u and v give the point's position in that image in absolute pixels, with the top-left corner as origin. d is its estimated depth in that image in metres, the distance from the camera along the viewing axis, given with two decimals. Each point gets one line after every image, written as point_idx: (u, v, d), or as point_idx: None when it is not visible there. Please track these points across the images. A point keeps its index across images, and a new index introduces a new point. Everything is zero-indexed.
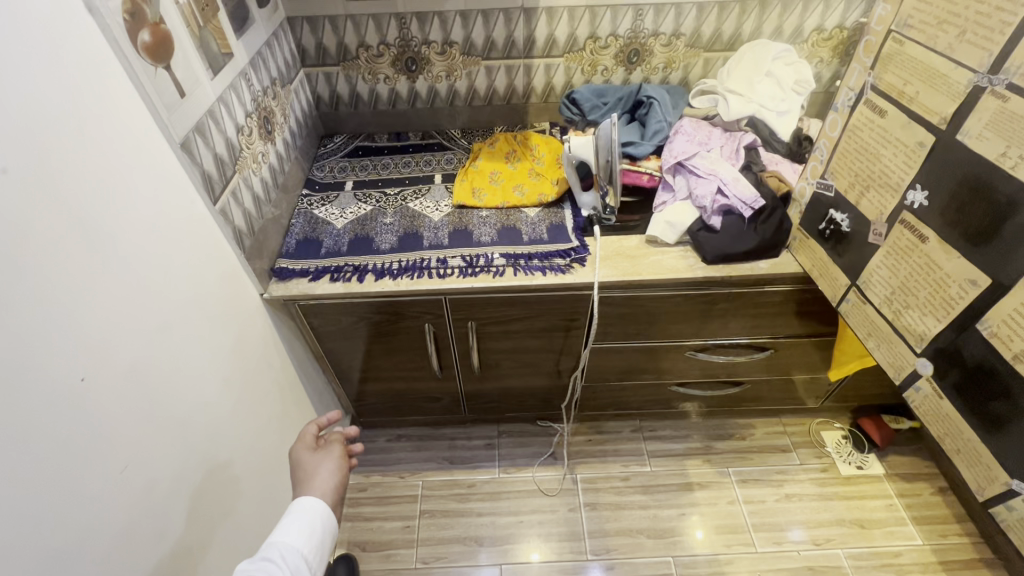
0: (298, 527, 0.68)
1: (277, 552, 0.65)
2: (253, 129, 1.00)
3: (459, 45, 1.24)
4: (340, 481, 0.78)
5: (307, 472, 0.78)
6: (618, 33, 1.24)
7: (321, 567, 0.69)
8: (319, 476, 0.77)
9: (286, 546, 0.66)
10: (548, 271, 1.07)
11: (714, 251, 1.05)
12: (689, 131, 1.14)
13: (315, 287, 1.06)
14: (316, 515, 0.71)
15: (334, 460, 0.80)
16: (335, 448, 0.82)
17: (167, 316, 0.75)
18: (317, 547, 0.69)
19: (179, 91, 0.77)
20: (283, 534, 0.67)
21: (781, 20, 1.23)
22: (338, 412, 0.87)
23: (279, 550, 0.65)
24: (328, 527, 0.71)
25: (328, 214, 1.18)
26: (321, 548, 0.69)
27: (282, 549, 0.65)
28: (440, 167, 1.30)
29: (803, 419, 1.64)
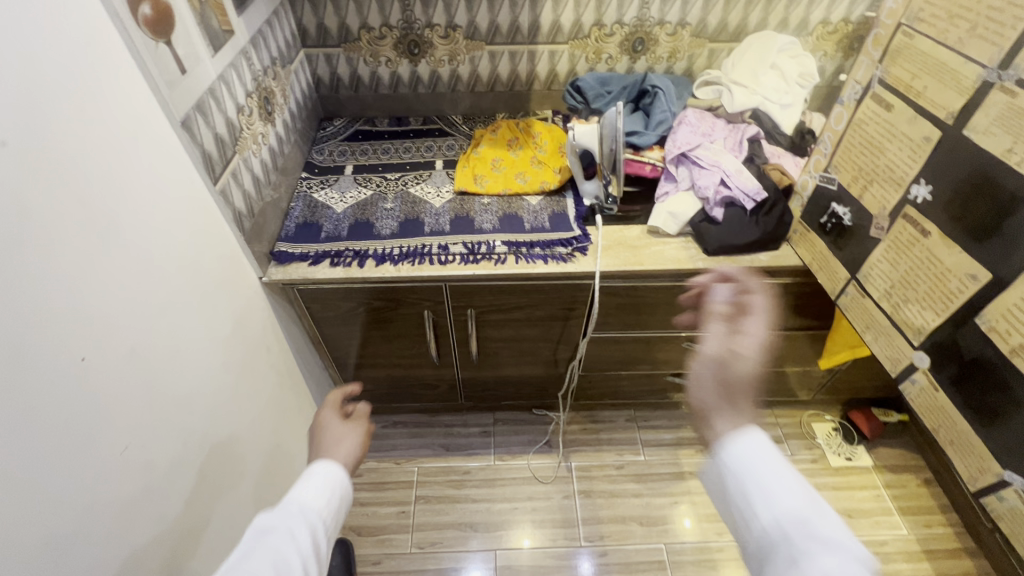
0: (317, 486, 0.66)
1: (297, 508, 0.62)
2: (253, 110, 0.98)
3: (463, 29, 1.22)
4: (359, 456, 0.76)
5: (330, 440, 0.76)
6: (623, 21, 1.22)
7: (335, 530, 0.66)
8: (342, 446, 0.75)
9: (306, 504, 0.63)
10: (550, 259, 1.07)
11: (715, 242, 1.06)
12: (693, 122, 1.14)
13: (315, 271, 1.04)
14: (335, 480, 0.69)
15: (358, 434, 0.78)
16: (360, 422, 0.79)
17: (166, 297, 0.74)
18: (335, 511, 0.66)
19: (179, 67, 0.75)
20: (303, 495, 0.65)
21: (787, 12, 1.23)
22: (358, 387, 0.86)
23: (299, 506, 0.63)
24: (343, 495, 0.69)
25: (328, 197, 1.17)
26: (337, 511, 0.67)
27: (300, 506, 0.63)
28: (441, 152, 1.29)
29: (795, 411, 1.67)
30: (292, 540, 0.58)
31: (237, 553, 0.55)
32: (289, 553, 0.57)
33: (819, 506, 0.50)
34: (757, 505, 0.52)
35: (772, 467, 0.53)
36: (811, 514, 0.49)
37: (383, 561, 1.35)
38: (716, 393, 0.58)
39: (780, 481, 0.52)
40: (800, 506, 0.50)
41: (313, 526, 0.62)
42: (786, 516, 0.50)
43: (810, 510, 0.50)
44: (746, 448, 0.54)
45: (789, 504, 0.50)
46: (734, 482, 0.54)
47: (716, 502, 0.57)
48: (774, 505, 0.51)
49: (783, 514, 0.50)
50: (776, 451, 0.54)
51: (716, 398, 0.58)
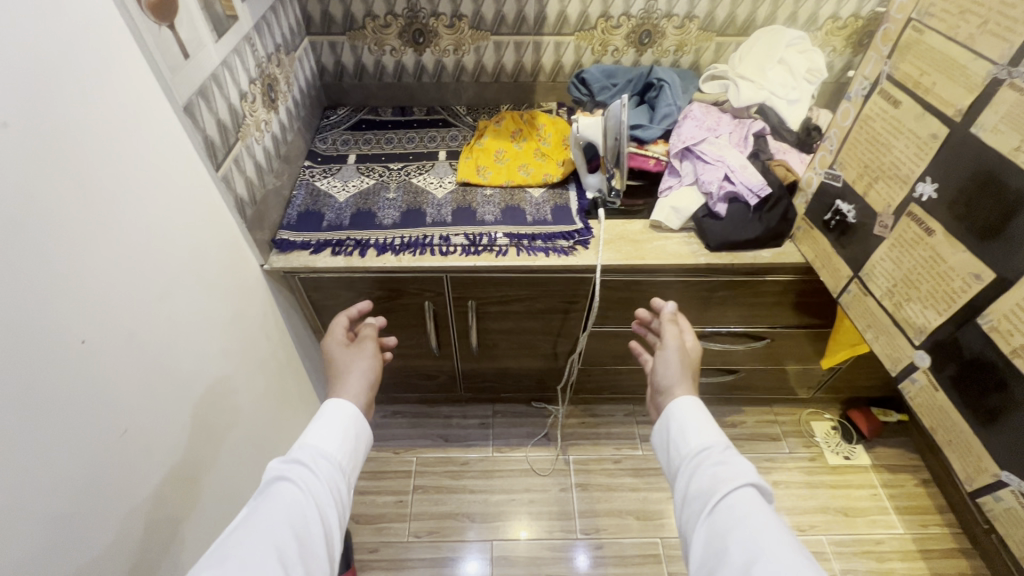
0: (331, 433, 0.67)
1: (311, 455, 0.64)
2: (256, 97, 0.98)
3: (468, 19, 1.21)
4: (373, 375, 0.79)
5: (341, 369, 0.78)
6: (631, 12, 1.21)
7: (355, 470, 0.68)
8: (353, 374, 0.77)
9: (317, 450, 0.65)
10: (551, 252, 1.06)
11: (718, 238, 1.04)
12: (698, 116, 1.13)
13: (316, 259, 1.04)
14: (349, 422, 0.70)
15: (367, 358, 0.80)
16: (369, 348, 0.82)
17: (167, 284, 0.74)
18: (351, 453, 0.68)
19: (182, 51, 0.75)
20: (315, 437, 0.66)
21: (796, 7, 1.21)
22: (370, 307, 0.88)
23: (311, 454, 0.64)
24: (360, 435, 0.70)
25: (331, 186, 1.16)
26: (354, 451, 0.68)
27: (312, 453, 0.64)
28: (445, 143, 1.28)
29: (794, 409, 1.67)
30: (306, 493, 0.60)
31: (251, 505, 0.58)
32: (302, 507, 0.59)
33: (725, 441, 0.69)
34: (683, 444, 0.70)
35: (698, 417, 0.72)
36: (717, 446, 0.68)
37: (380, 549, 1.36)
38: (673, 369, 0.79)
39: (700, 425, 0.71)
40: (710, 442, 0.69)
41: (326, 478, 0.63)
42: (700, 448, 0.69)
43: (716, 444, 0.68)
44: (685, 406, 0.74)
45: (702, 441, 0.69)
46: (668, 432, 0.74)
47: (659, 452, 0.76)
48: (693, 443, 0.70)
49: (697, 447, 0.69)
50: (700, 405, 0.74)
51: (673, 376, 0.79)
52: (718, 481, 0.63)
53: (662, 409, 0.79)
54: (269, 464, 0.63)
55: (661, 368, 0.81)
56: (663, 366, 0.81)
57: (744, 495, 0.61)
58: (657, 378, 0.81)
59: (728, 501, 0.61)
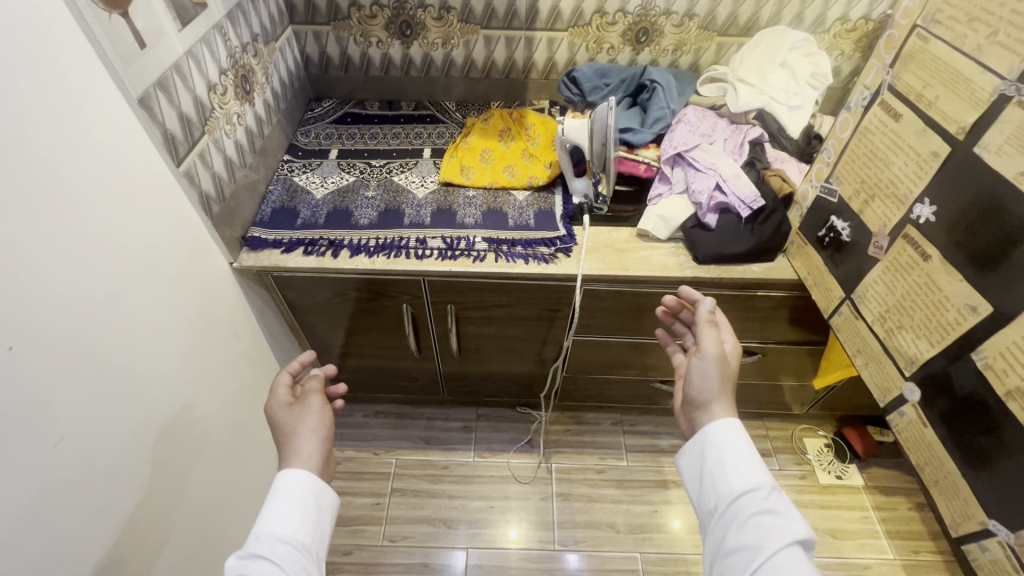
0: (289, 511, 0.66)
1: (269, 544, 0.63)
2: (228, 88, 0.94)
3: (457, 11, 1.16)
4: (327, 434, 0.75)
5: (289, 430, 0.74)
6: (627, 9, 1.15)
7: (323, 539, 0.69)
8: (302, 437, 0.73)
9: (275, 537, 0.64)
10: (531, 259, 1.01)
11: (707, 250, 0.99)
12: (693, 120, 1.07)
13: (287, 259, 1.01)
14: (307, 491, 0.69)
15: (314, 415, 0.75)
16: (314, 403, 0.76)
17: (119, 289, 0.71)
18: (313, 527, 0.68)
19: (139, 41, 0.71)
20: (272, 523, 0.65)
21: (803, 7, 1.14)
22: (309, 354, 0.82)
23: (270, 543, 0.63)
24: (322, 503, 0.70)
25: (309, 182, 1.13)
26: (317, 523, 0.68)
27: (271, 541, 0.64)
28: (431, 140, 1.24)
29: (787, 424, 1.62)
30: None
31: None
32: None
33: (771, 482, 0.66)
34: (723, 484, 0.67)
35: (744, 452, 0.68)
36: (763, 489, 0.65)
37: (354, 552, 1.34)
38: (714, 383, 0.73)
39: (744, 462, 0.68)
40: (755, 483, 0.66)
41: (290, 561, 0.63)
42: (744, 491, 0.65)
43: (762, 486, 0.65)
44: (727, 432, 0.70)
45: (747, 482, 0.66)
46: (706, 464, 0.70)
47: (692, 480, 0.73)
48: (736, 482, 0.67)
49: (740, 489, 0.66)
50: (745, 436, 0.69)
51: (710, 390, 0.74)
52: (766, 534, 0.61)
53: (695, 423, 0.75)
54: (226, 563, 0.62)
55: (698, 378, 0.74)
56: (700, 377, 0.74)
57: (793, 554, 0.59)
58: (692, 390, 0.75)
59: (777, 561, 0.58)
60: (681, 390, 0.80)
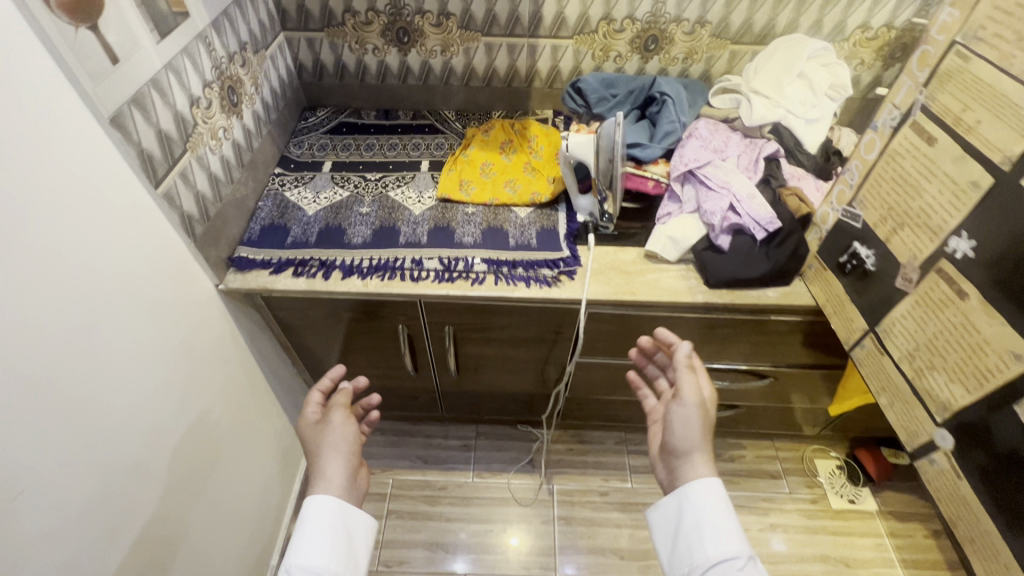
0: (318, 542, 0.71)
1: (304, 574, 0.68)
2: (213, 101, 0.89)
3: (457, 17, 1.10)
4: (355, 448, 0.81)
5: (315, 448, 0.80)
6: (635, 16, 1.09)
7: (356, 559, 0.74)
8: (327, 455, 0.78)
9: (307, 568, 0.69)
10: (533, 282, 0.96)
11: (719, 274, 0.94)
12: (704, 135, 1.01)
13: (275, 281, 0.95)
14: (336, 516, 0.74)
15: (337, 434, 0.80)
16: (338, 421, 0.81)
17: (92, 319, 0.66)
18: (344, 551, 0.73)
19: (110, 56, 0.66)
20: (302, 555, 0.70)
21: (822, 14, 1.08)
22: (338, 369, 0.88)
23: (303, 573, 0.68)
24: (351, 524, 0.75)
25: (300, 197, 1.08)
26: (348, 545, 0.73)
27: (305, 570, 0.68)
28: (429, 152, 1.19)
29: (797, 445, 1.56)
30: None
31: None
32: None
33: (747, 552, 0.71)
34: (702, 551, 0.72)
35: (724, 521, 0.73)
36: (740, 558, 0.70)
37: None
38: (695, 438, 0.78)
39: (722, 530, 0.73)
40: (732, 551, 0.71)
41: None
42: (721, 559, 0.70)
43: (739, 555, 0.70)
44: (708, 494, 0.75)
45: (725, 550, 0.71)
46: (687, 526, 0.74)
47: (669, 539, 0.77)
48: (714, 549, 0.71)
49: (718, 556, 0.71)
50: (728, 506, 0.74)
51: (691, 441, 0.79)
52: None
53: (678, 470, 0.79)
54: None
55: (681, 431, 0.79)
56: (683, 431, 0.79)
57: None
58: (674, 439, 0.80)
59: None
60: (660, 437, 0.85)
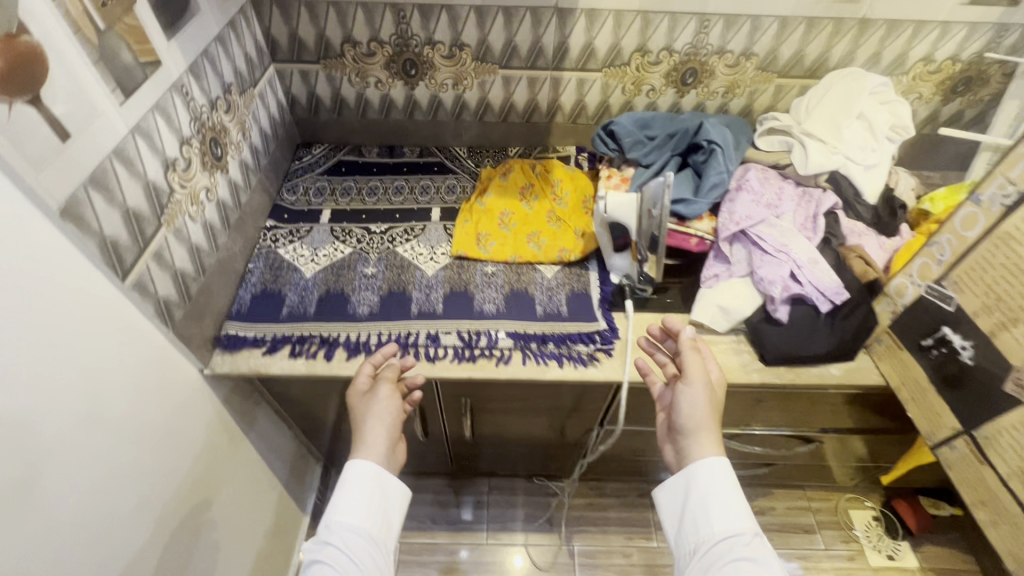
0: (357, 503, 0.65)
1: (339, 534, 0.62)
2: (193, 159, 0.75)
3: (472, 49, 0.97)
4: (400, 424, 0.72)
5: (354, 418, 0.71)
6: (674, 47, 0.96)
7: (394, 527, 0.68)
8: (366, 426, 0.69)
9: (345, 526, 0.63)
10: (565, 361, 0.84)
11: (777, 351, 0.83)
12: (755, 187, 0.89)
13: (270, 363, 0.82)
14: (375, 484, 0.66)
15: (378, 405, 0.71)
16: (382, 391, 0.72)
17: (39, 455, 0.52)
18: (383, 520, 0.66)
19: (59, 133, 0.53)
20: (342, 513, 0.64)
21: (882, 46, 0.96)
22: (392, 345, 0.77)
23: (340, 533, 0.62)
24: (391, 494, 0.68)
25: (296, 255, 0.95)
26: (386, 516, 0.67)
27: (342, 532, 0.63)
28: (440, 197, 1.06)
29: (830, 493, 1.47)
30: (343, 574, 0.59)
31: None
32: None
33: (752, 528, 0.63)
34: (707, 526, 0.64)
35: (730, 497, 0.64)
36: (747, 534, 0.62)
37: None
38: (702, 413, 0.68)
39: (729, 506, 0.64)
40: (739, 528, 0.63)
41: (361, 553, 0.62)
42: (727, 534, 0.63)
43: (745, 532, 0.62)
44: (716, 474, 0.65)
45: (731, 527, 0.63)
46: (689, 503, 0.66)
47: (670, 517, 0.69)
48: (719, 525, 0.64)
49: (722, 532, 0.63)
50: (734, 478, 0.65)
51: (698, 418, 0.68)
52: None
53: (684, 455, 0.68)
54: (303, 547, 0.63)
55: (686, 405, 0.69)
56: (688, 406, 0.68)
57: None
58: (680, 418, 0.69)
59: None
60: (664, 419, 0.74)
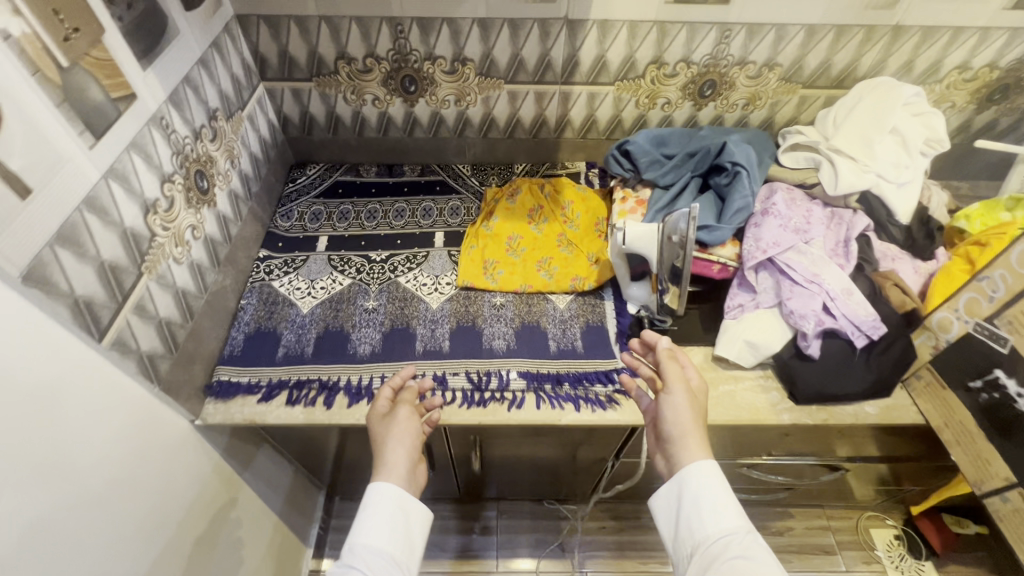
0: (383, 525, 0.58)
1: (364, 559, 0.55)
2: (175, 197, 0.69)
3: (475, 63, 0.90)
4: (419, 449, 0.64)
5: (375, 444, 0.64)
6: (692, 59, 0.90)
7: (416, 559, 0.60)
8: (386, 447, 0.62)
9: (370, 550, 0.56)
10: (582, 403, 0.78)
11: (809, 389, 0.77)
12: (782, 211, 0.83)
13: (265, 411, 0.76)
14: (400, 508, 0.59)
15: (398, 426, 0.64)
16: (402, 411, 0.66)
17: (17, 552, 0.47)
18: (407, 548, 0.58)
19: (17, 189, 0.46)
20: (367, 534, 0.57)
21: (915, 54, 0.90)
22: (411, 367, 0.72)
23: (367, 558, 0.55)
24: (415, 521, 0.60)
25: (292, 289, 0.89)
26: (410, 545, 0.59)
27: (367, 557, 0.55)
28: (443, 220, 1.00)
29: (850, 512, 1.43)
30: None
31: None
32: None
33: (747, 526, 0.56)
34: (697, 529, 0.57)
35: (718, 491, 0.57)
36: (741, 532, 0.55)
37: None
38: (687, 420, 0.62)
39: (717, 502, 0.57)
40: (732, 527, 0.56)
41: None
42: (719, 535, 0.56)
43: (739, 530, 0.55)
44: (701, 475, 0.58)
45: (724, 526, 0.56)
46: (678, 507, 0.59)
47: (662, 527, 0.61)
48: (711, 526, 0.56)
49: (716, 533, 0.56)
50: (720, 475, 0.58)
51: (683, 423, 0.62)
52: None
53: (672, 465, 0.61)
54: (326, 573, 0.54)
55: (669, 413, 0.63)
56: (670, 413, 0.63)
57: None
58: (665, 425, 0.63)
59: None
60: (652, 432, 0.67)
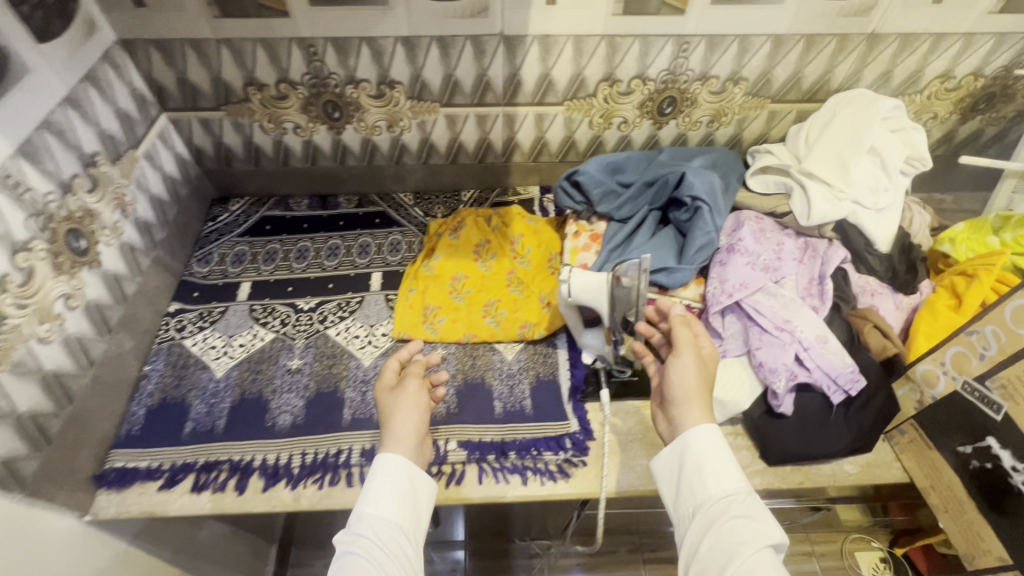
0: (390, 491, 0.54)
1: (370, 527, 0.51)
2: (35, 266, 0.59)
3: (405, 85, 0.80)
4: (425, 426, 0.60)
5: (381, 418, 0.60)
6: (648, 75, 0.80)
7: (425, 529, 0.56)
8: (394, 424, 0.58)
9: (376, 519, 0.52)
10: (530, 476, 0.69)
11: (783, 453, 0.68)
12: (750, 247, 0.75)
13: (166, 501, 0.66)
14: (406, 478, 0.55)
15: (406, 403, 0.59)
16: (409, 388, 0.61)
17: None
18: (414, 518, 0.54)
19: None
20: (373, 504, 0.53)
21: (892, 64, 0.81)
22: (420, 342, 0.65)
23: (372, 527, 0.51)
24: (422, 492, 0.56)
25: (206, 347, 0.79)
26: (418, 515, 0.55)
27: (374, 525, 0.51)
28: (380, 258, 0.89)
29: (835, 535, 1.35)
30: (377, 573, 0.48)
31: None
32: None
33: (747, 487, 0.53)
34: (697, 491, 0.53)
35: (721, 451, 0.54)
36: (742, 494, 0.52)
37: None
38: (692, 384, 0.58)
39: (718, 463, 0.53)
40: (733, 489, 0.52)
41: (396, 553, 0.50)
42: (721, 496, 0.52)
43: (740, 492, 0.52)
44: (703, 439, 0.55)
45: (725, 487, 0.52)
46: (679, 470, 0.55)
47: (661, 484, 0.57)
48: (713, 488, 0.52)
49: (718, 495, 0.52)
50: (722, 438, 0.55)
51: (687, 387, 0.58)
52: (738, 544, 0.48)
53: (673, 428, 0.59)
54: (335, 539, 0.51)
55: (674, 376, 0.59)
56: (676, 376, 0.59)
57: (765, 565, 0.46)
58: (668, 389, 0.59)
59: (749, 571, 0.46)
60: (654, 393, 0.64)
